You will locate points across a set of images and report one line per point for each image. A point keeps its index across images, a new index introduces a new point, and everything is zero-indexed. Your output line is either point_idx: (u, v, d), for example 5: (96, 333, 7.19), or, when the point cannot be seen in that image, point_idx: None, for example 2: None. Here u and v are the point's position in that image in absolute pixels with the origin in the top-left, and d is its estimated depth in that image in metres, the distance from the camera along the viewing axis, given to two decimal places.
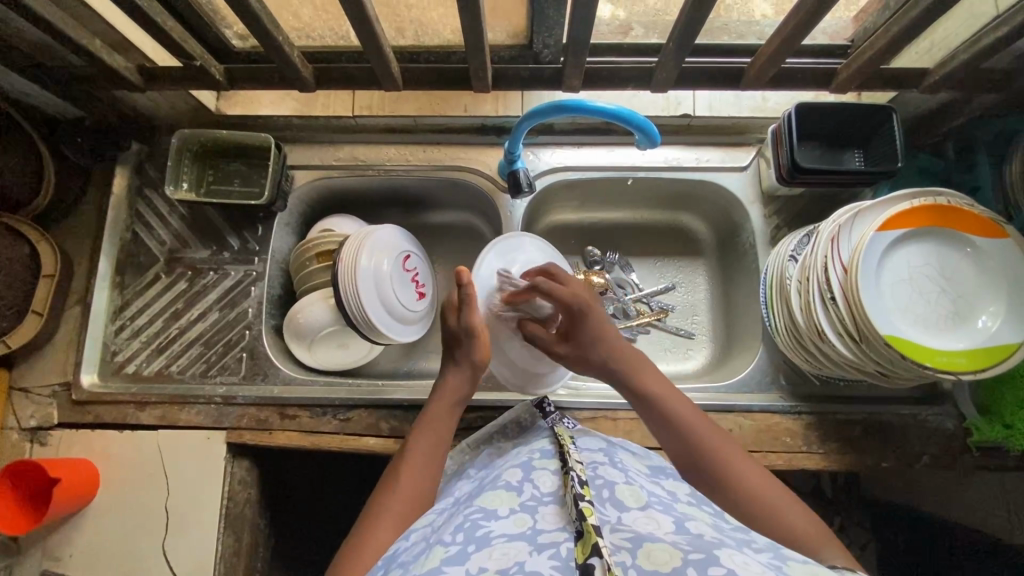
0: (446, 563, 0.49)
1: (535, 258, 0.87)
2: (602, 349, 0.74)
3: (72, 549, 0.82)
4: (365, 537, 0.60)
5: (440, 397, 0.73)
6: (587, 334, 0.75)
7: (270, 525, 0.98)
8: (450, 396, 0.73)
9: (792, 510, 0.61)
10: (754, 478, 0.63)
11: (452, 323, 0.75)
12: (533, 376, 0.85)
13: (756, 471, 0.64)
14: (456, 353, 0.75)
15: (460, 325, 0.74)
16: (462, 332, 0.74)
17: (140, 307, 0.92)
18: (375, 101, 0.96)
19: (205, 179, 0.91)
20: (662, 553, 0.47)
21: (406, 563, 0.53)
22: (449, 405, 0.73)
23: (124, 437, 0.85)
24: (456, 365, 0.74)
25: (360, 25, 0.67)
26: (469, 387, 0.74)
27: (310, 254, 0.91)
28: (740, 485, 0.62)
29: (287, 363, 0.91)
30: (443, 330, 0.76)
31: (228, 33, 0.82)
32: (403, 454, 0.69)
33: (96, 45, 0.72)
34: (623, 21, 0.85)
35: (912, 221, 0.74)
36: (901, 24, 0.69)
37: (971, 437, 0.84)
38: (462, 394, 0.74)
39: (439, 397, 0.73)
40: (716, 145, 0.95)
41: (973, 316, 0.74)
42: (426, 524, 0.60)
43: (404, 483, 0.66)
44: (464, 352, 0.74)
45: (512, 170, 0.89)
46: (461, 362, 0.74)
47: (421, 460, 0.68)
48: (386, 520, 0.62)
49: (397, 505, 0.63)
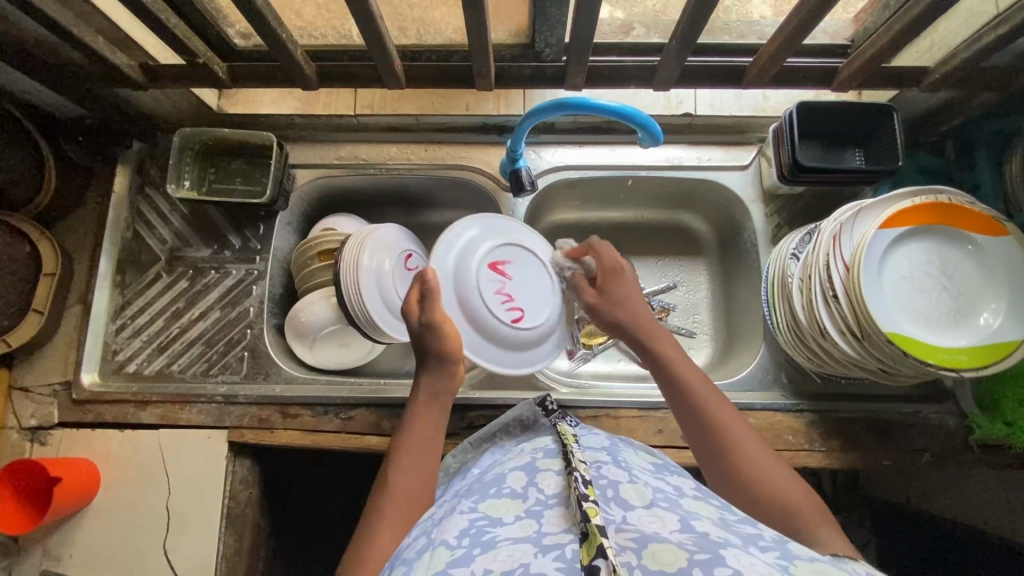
0: (450, 566, 0.49)
1: (490, 235, 0.83)
2: (624, 309, 0.76)
3: (71, 549, 0.82)
4: (365, 544, 0.60)
5: (421, 398, 0.72)
6: (618, 294, 0.77)
7: (271, 525, 0.97)
8: (428, 395, 0.72)
9: (797, 486, 0.61)
10: (759, 458, 0.62)
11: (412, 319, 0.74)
12: (517, 355, 0.82)
13: (773, 458, 0.63)
14: (424, 354, 0.73)
15: (422, 321, 0.73)
16: (423, 329, 0.73)
17: (141, 307, 0.91)
18: (376, 100, 0.94)
19: (206, 178, 0.91)
20: (666, 554, 0.47)
21: (412, 566, 0.53)
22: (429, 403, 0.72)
23: (125, 436, 0.85)
24: (432, 366, 0.73)
25: (364, 22, 0.67)
26: (447, 384, 0.73)
27: (311, 252, 0.91)
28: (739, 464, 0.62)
29: (288, 363, 0.91)
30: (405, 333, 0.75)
31: (230, 32, 0.82)
32: (391, 456, 0.69)
33: (98, 42, 0.72)
34: (623, 21, 0.86)
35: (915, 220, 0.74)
36: (901, 23, 0.69)
37: (974, 435, 0.84)
38: (441, 392, 0.73)
39: (419, 399, 0.72)
40: (716, 144, 0.96)
41: (974, 313, 0.74)
42: (429, 517, 0.61)
43: (397, 489, 0.65)
44: (429, 350, 0.73)
45: (515, 170, 0.89)
46: (435, 361, 0.73)
47: (414, 463, 0.67)
48: (385, 525, 0.62)
49: (393, 509, 0.63)
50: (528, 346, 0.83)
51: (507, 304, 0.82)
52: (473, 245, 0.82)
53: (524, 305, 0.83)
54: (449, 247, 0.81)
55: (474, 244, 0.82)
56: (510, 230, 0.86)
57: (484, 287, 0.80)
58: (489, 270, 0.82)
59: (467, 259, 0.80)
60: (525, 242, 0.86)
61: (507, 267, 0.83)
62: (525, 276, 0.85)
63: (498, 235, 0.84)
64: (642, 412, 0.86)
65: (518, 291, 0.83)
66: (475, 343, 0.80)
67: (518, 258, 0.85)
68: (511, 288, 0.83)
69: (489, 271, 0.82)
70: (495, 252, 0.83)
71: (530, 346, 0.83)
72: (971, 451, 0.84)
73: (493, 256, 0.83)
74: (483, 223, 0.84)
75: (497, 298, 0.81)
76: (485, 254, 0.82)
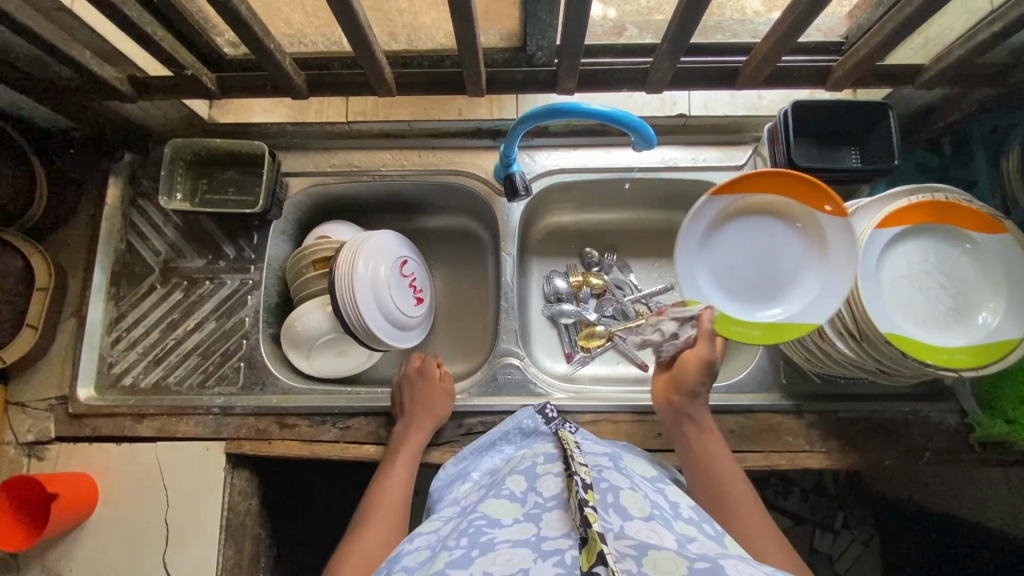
0: (449, 566, 0.50)
1: (696, 231, 0.81)
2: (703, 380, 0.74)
3: (71, 564, 0.82)
4: (351, 545, 0.71)
5: (410, 444, 0.81)
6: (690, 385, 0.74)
7: (272, 535, 0.96)
8: (415, 445, 0.81)
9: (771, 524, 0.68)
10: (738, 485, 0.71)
11: (439, 390, 0.85)
12: (795, 278, 0.80)
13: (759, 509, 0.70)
14: (418, 408, 0.82)
15: (437, 373, 0.88)
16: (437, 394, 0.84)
17: (136, 319, 0.91)
18: (370, 107, 0.97)
19: (199, 188, 0.90)
20: (668, 562, 0.46)
21: (412, 568, 0.55)
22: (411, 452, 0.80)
23: (122, 451, 0.84)
24: (419, 424, 0.81)
25: (353, 32, 0.66)
26: (432, 433, 0.83)
27: (306, 261, 0.91)
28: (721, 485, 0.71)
29: (285, 372, 0.90)
30: (411, 393, 0.84)
31: (219, 41, 0.80)
32: (376, 488, 0.78)
33: (85, 55, 0.71)
34: (615, 19, 0.84)
35: (898, 216, 0.73)
36: (896, 21, 0.68)
37: (974, 433, 0.84)
38: (423, 445, 0.82)
39: (406, 443, 0.81)
40: (711, 144, 0.95)
41: (974, 312, 0.73)
42: (432, 530, 0.62)
43: (378, 514, 0.75)
44: (431, 411, 0.83)
45: (508, 174, 0.87)
46: (430, 414, 0.82)
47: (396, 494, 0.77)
48: (366, 543, 0.71)
49: (378, 521, 0.74)
50: (801, 278, 0.79)
51: (747, 268, 0.82)
52: (746, 280, 0.82)
53: (762, 274, 0.81)
54: (696, 278, 0.82)
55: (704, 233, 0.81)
56: (689, 249, 0.81)
57: (777, 237, 0.81)
58: (816, 258, 0.79)
59: (712, 234, 0.82)
60: (716, 260, 0.82)
61: (725, 255, 0.82)
62: (746, 268, 0.82)
63: (701, 238, 0.81)
64: (640, 417, 0.85)
65: (768, 270, 0.81)
66: (791, 263, 0.80)
67: (728, 257, 0.82)
68: (748, 265, 0.82)
69: (717, 240, 0.82)
70: (794, 296, 0.79)
71: (802, 277, 0.79)
72: (971, 450, 0.84)
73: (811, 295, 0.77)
74: (736, 325, 0.80)
75: (739, 261, 0.82)
76: (767, 278, 0.81)
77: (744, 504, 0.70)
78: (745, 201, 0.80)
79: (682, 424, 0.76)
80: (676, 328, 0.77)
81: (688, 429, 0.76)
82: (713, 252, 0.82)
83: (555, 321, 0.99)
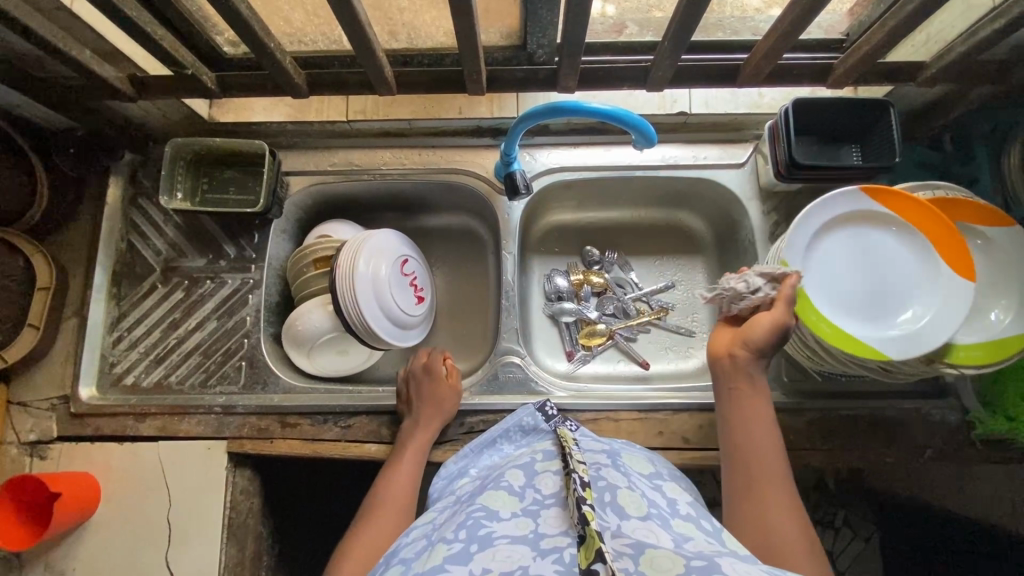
0: (449, 561, 0.50)
1: (816, 222, 0.76)
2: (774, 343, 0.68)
3: (74, 563, 0.82)
4: (353, 543, 0.71)
5: (417, 442, 0.81)
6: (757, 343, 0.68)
7: (273, 533, 0.96)
8: (421, 442, 0.81)
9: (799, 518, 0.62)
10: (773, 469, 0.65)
11: (447, 386, 0.85)
12: (896, 308, 0.75)
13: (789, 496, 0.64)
14: (427, 402, 0.83)
15: (448, 374, 0.87)
16: (445, 389, 0.85)
17: (137, 318, 0.91)
18: (369, 106, 0.96)
19: (200, 188, 0.90)
20: (664, 561, 0.46)
21: (409, 560, 0.55)
22: (421, 444, 0.81)
23: (124, 450, 0.85)
24: (427, 419, 0.82)
25: (353, 30, 0.66)
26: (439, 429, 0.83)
27: (307, 260, 0.91)
28: (754, 463, 0.65)
29: (287, 371, 0.90)
30: (421, 387, 0.84)
31: (218, 40, 0.79)
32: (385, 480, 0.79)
33: (85, 55, 0.71)
34: (615, 16, 0.82)
35: (929, 222, 0.74)
36: (897, 18, 0.68)
37: (975, 430, 0.84)
38: (431, 440, 0.82)
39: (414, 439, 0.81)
40: (712, 142, 0.95)
41: (985, 311, 0.74)
42: (428, 521, 0.63)
43: (382, 509, 0.75)
44: (440, 407, 0.83)
45: (509, 172, 0.87)
46: (437, 409, 0.83)
47: (403, 486, 0.78)
48: (371, 539, 0.71)
49: (384, 519, 0.74)
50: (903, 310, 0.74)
51: (848, 281, 0.76)
52: (848, 290, 0.76)
53: (863, 292, 0.76)
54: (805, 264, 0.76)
55: (818, 227, 0.76)
56: (803, 235, 0.76)
57: (890, 262, 0.76)
58: (920, 293, 0.74)
59: (826, 231, 0.77)
60: (823, 259, 0.76)
61: (831, 259, 0.76)
62: (846, 280, 0.76)
63: (818, 230, 0.76)
64: (641, 415, 0.85)
65: (870, 290, 0.76)
66: (895, 291, 0.75)
67: (835, 261, 0.76)
68: (850, 279, 0.76)
69: (828, 239, 0.77)
70: (893, 323, 0.74)
71: (905, 310, 0.74)
72: (972, 447, 0.84)
73: (897, 333, 0.73)
74: (812, 312, 0.73)
75: (844, 271, 0.76)
76: (867, 298, 0.75)
77: (774, 489, 0.64)
78: (870, 212, 0.76)
79: (732, 387, 0.69)
80: (759, 283, 0.70)
81: (739, 390, 0.69)
82: (822, 250, 0.77)
83: (556, 319, 1.00)
